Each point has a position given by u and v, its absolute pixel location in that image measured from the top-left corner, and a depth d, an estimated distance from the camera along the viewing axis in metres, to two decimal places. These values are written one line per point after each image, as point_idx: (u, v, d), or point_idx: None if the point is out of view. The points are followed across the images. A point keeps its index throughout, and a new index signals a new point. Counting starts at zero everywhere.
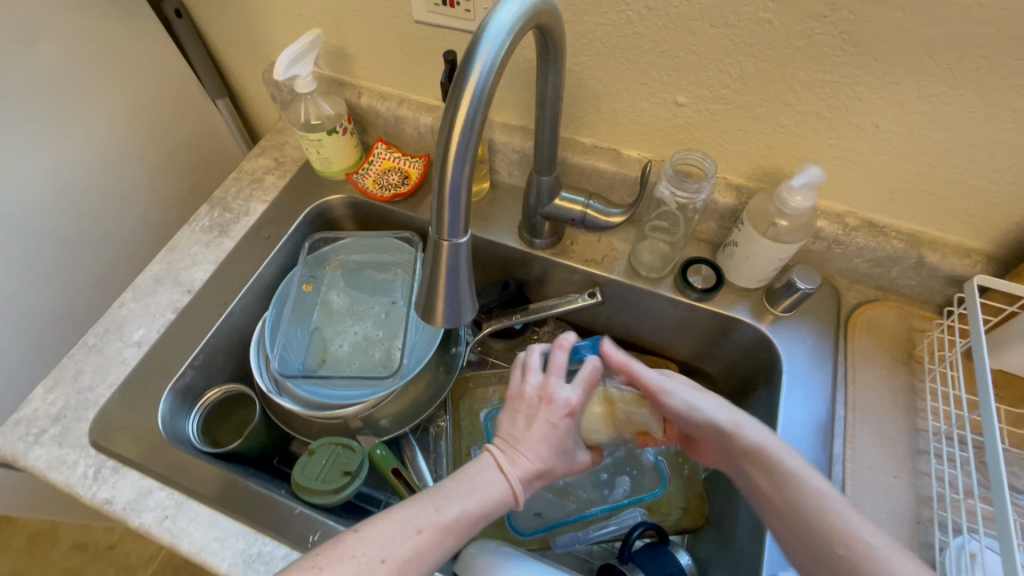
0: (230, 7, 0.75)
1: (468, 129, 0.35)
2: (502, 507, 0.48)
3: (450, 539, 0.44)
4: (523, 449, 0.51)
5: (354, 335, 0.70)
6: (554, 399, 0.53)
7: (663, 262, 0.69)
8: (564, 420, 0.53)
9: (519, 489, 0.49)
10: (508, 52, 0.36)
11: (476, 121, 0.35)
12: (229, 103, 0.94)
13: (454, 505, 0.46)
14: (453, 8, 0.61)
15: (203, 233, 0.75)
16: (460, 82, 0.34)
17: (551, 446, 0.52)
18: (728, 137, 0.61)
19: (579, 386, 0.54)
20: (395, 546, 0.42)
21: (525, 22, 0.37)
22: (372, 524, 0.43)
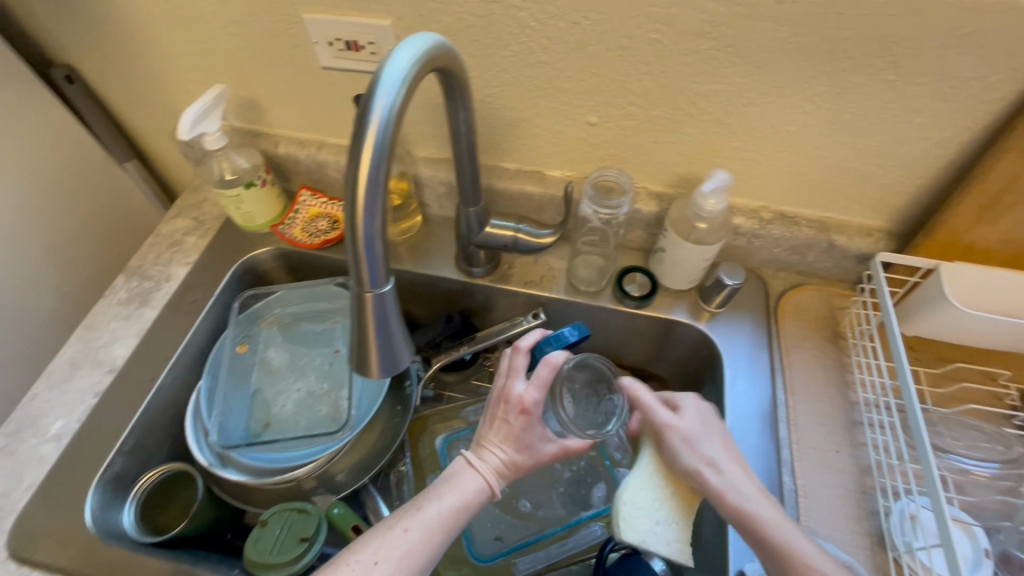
0: (126, 68, 0.72)
1: (374, 181, 0.35)
2: (480, 500, 0.52)
3: (435, 540, 0.48)
4: (489, 444, 0.54)
5: (298, 392, 0.67)
6: (511, 397, 0.54)
7: (600, 274, 0.71)
8: (518, 418, 0.54)
9: (492, 483, 0.53)
10: (407, 100, 0.37)
11: (381, 172, 0.35)
12: (139, 165, 0.89)
13: (434, 502, 0.50)
14: (359, 51, 0.61)
15: (121, 306, 0.71)
16: (358, 137, 0.34)
17: (505, 444, 0.54)
18: (642, 150, 0.64)
19: (533, 384, 0.54)
20: (386, 549, 0.46)
21: (420, 66, 0.38)
22: (364, 548, 0.46)
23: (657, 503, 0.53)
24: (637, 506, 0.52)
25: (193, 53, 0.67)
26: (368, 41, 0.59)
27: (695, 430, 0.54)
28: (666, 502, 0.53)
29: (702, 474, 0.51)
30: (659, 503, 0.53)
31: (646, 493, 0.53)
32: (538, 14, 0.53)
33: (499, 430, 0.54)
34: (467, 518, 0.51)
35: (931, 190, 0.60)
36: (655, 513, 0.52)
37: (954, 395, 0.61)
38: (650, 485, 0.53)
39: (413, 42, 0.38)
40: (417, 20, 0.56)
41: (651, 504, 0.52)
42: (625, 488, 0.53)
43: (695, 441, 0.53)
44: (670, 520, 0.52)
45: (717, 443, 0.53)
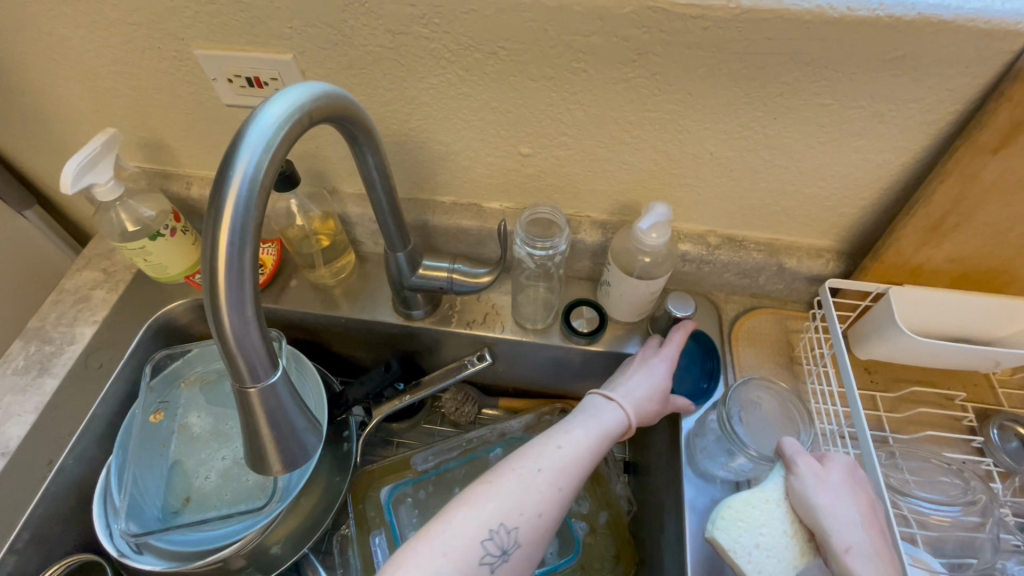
0: (11, 112, 0.65)
1: (237, 263, 0.29)
2: (619, 433, 0.52)
3: (585, 462, 0.48)
4: (629, 383, 0.56)
5: (222, 462, 0.62)
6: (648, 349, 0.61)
7: (546, 309, 0.67)
8: (659, 365, 0.58)
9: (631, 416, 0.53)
10: (277, 162, 0.31)
11: (245, 253, 0.30)
12: (42, 212, 0.81)
13: (578, 428, 0.50)
14: (263, 88, 0.55)
15: (17, 376, 0.63)
16: (213, 214, 0.29)
17: (645, 385, 0.56)
18: (579, 179, 0.60)
19: (671, 341, 0.60)
20: (546, 458, 0.47)
21: (295, 119, 0.32)
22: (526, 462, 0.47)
23: (773, 532, 0.45)
24: (739, 520, 0.45)
25: (82, 93, 0.61)
26: (271, 77, 0.54)
27: (832, 480, 0.45)
28: (782, 538, 0.45)
29: (830, 527, 0.43)
30: (777, 534, 0.45)
31: (760, 521, 0.45)
32: (452, 45, 0.48)
33: (638, 371, 0.58)
34: (609, 448, 0.51)
35: (876, 210, 0.58)
36: (752, 538, 0.45)
37: (913, 420, 0.59)
38: (776, 512, 0.46)
39: (288, 92, 0.33)
40: (322, 54, 0.51)
41: (758, 524, 0.45)
42: (754, 494, 0.47)
43: (829, 488, 0.45)
44: (779, 555, 0.44)
45: (855, 498, 0.44)
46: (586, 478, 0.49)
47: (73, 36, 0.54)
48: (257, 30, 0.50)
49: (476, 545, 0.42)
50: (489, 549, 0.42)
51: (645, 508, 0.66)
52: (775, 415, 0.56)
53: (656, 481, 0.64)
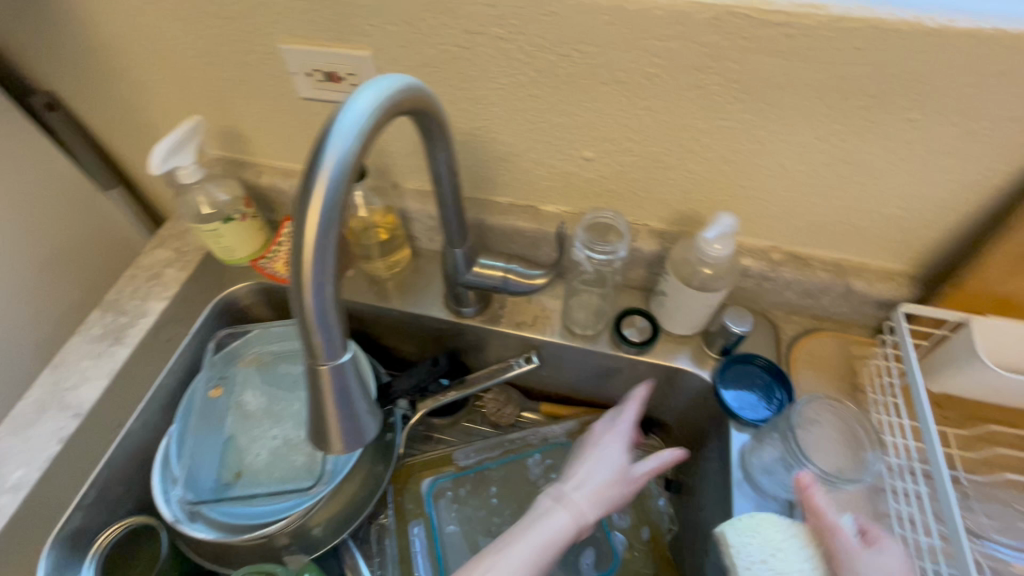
0: (107, 98, 0.70)
1: (323, 246, 0.30)
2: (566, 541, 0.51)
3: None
4: (580, 475, 0.55)
5: (273, 440, 0.64)
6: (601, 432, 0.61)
7: (596, 317, 0.66)
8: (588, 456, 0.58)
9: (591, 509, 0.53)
10: (365, 149, 0.32)
11: (330, 237, 0.30)
12: (124, 192, 0.86)
13: (518, 543, 0.49)
14: (340, 83, 0.57)
15: (94, 343, 0.68)
16: (304, 197, 0.30)
17: (589, 478, 0.55)
18: (640, 186, 0.60)
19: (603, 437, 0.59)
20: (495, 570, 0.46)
21: (382, 110, 0.33)
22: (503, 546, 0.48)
23: (786, 558, 0.46)
24: (756, 539, 0.47)
25: (172, 82, 0.65)
26: (348, 72, 0.56)
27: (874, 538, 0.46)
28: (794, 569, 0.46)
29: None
30: (790, 562, 0.46)
31: (782, 551, 0.46)
32: (527, 46, 0.49)
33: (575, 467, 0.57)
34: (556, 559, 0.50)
35: (958, 234, 0.55)
36: (760, 559, 0.46)
37: (989, 461, 0.55)
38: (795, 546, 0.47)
39: (377, 83, 0.34)
40: (399, 51, 0.52)
41: (772, 546, 0.47)
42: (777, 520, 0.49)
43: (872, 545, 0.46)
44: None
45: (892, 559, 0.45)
46: None
47: (171, 29, 0.58)
48: (340, 26, 0.52)
49: None
50: None
51: (688, 529, 0.64)
52: (835, 436, 0.54)
53: (703, 501, 0.62)
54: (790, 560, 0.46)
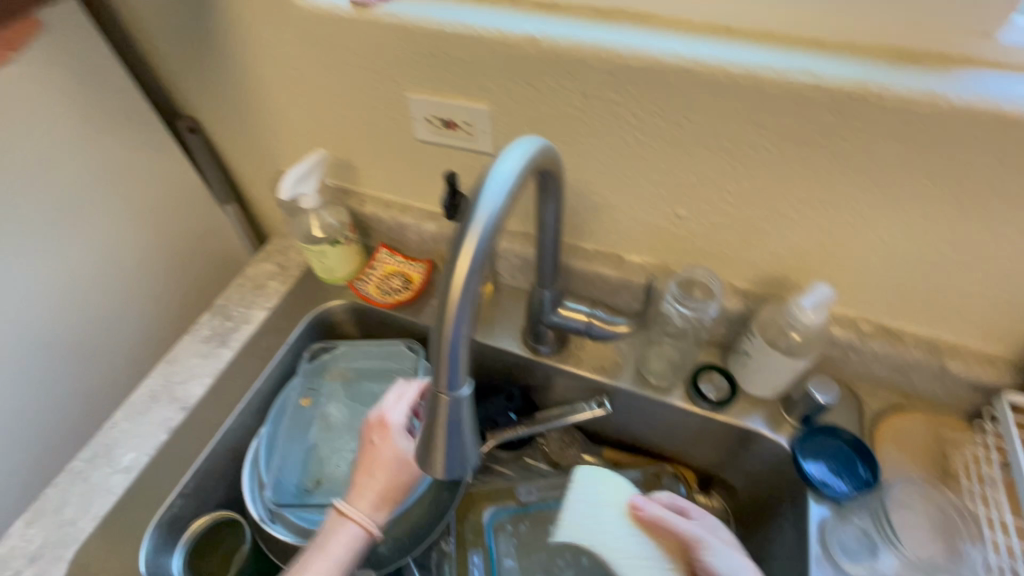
0: (241, 126, 0.79)
1: (468, 289, 0.34)
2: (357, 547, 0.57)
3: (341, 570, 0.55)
4: (363, 484, 0.59)
5: (351, 454, 0.67)
6: (372, 426, 0.61)
7: (673, 369, 0.67)
8: (377, 433, 0.61)
9: (370, 520, 0.57)
10: (509, 207, 0.36)
11: (475, 282, 0.34)
12: (238, 209, 0.93)
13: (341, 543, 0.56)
14: (455, 130, 0.62)
15: (203, 343, 0.74)
16: (457, 245, 0.34)
17: (375, 461, 0.59)
18: (730, 247, 0.61)
19: (394, 411, 0.61)
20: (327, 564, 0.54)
21: (526, 172, 0.37)
22: (322, 545, 0.56)
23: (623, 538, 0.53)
24: (596, 492, 0.55)
25: (302, 118, 0.72)
26: (465, 121, 0.61)
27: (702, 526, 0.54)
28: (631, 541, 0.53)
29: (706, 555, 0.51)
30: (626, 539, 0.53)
31: (576, 507, 0.54)
32: (638, 111, 0.52)
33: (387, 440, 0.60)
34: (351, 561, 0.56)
35: None
36: (595, 505, 0.54)
37: None
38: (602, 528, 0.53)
39: (521, 147, 0.38)
40: (515, 107, 0.57)
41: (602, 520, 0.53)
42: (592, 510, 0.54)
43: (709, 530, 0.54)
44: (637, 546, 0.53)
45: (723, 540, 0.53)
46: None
47: (312, 74, 0.65)
48: (465, 82, 0.57)
49: None
50: None
51: None
52: (928, 525, 0.55)
53: None
54: (618, 511, 0.54)
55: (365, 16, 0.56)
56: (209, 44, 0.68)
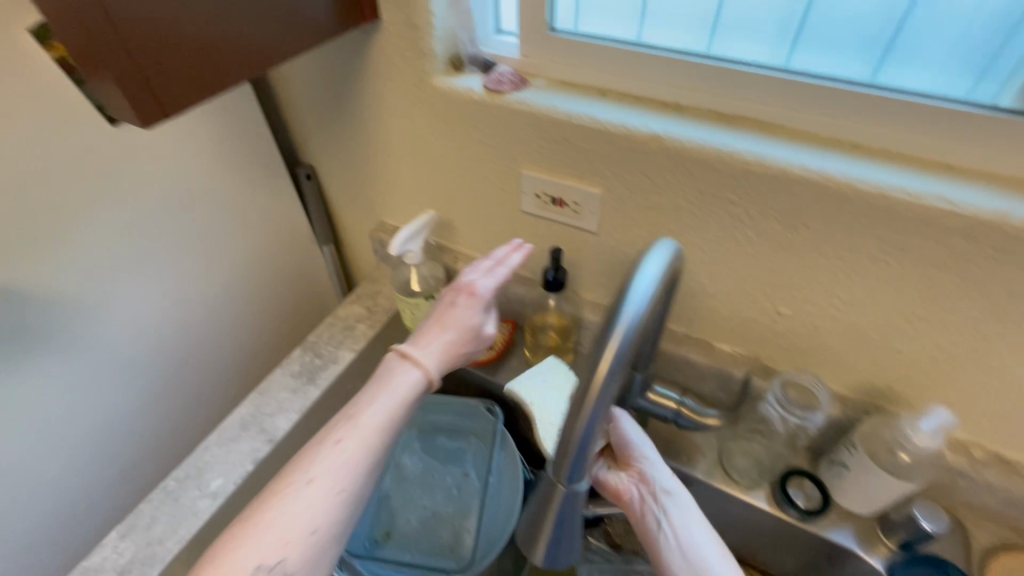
0: (354, 178, 0.85)
1: (605, 392, 0.35)
2: (415, 394, 0.54)
3: (344, 483, 0.48)
4: (429, 332, 0.57)
5: (423, 510, 0.69)
6: (446, 292, 0.61)
7: (757, 469, 0.64)
8: (465, 301, 0.59)
9: (431, 367, 0.55)
10: (648, 315, 0.37)
11: (612, 385, 0.35)
12: (334, 250, 0.99)
13: (343, 446, 0.49)
14: (563, 207, 0.65)
15: (293, 378, 0.78)
16: (599, 348, 0.35)
17: (446, 337, 0.57)
18: (833, 351, 0.59)
19: (486, 286, 0.59)
20: (326, 463, 0.48)
21: (666, 278, 0.38)
22: (353, 411, 0.51)
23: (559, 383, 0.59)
24: (560, 391, 0.58)
25: (414, 178, 0.77)
26: (574, 200, 0.63)
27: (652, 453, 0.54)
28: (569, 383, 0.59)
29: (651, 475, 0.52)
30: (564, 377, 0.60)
31: (546, 395, 0.58)
32: (755, 213, 0.53)
33: (463, 326, 0.58)
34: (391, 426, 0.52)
35: None
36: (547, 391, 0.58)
37: None
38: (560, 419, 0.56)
39: (661, 251, 0.39)
40: (628, 193, 0.59)
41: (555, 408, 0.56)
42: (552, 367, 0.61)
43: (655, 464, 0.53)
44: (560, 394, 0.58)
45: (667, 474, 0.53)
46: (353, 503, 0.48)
47: (432, 142, 0.70)
48: (583, 167, 0.60)
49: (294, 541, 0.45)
50: None
51: None
52: None
53: None
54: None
55: (498, 101, 0.61)
56: (345, 108, 0.74)
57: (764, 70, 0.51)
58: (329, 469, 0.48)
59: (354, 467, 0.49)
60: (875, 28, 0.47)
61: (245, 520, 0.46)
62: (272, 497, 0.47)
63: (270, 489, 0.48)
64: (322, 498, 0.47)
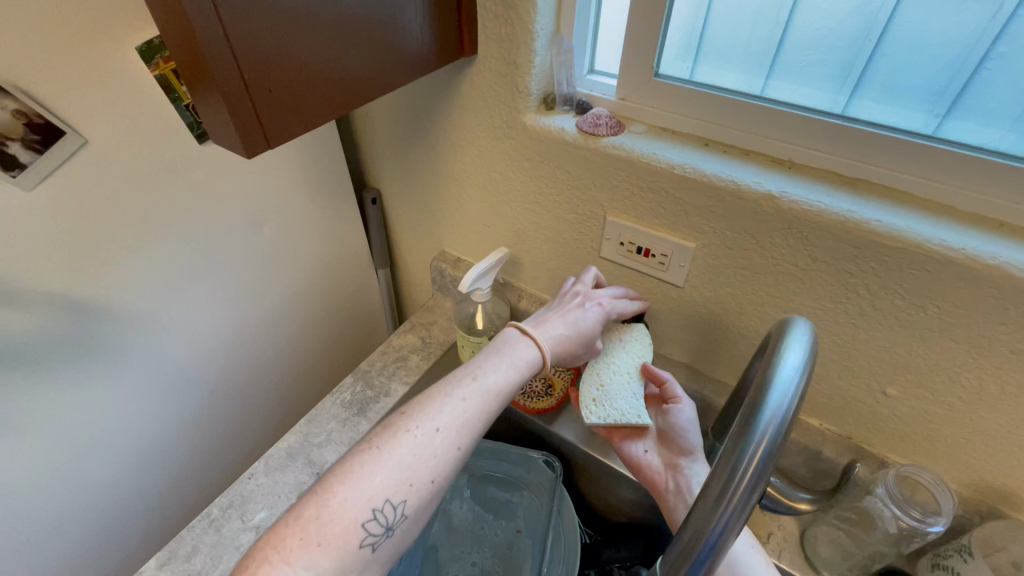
0: (421, 206, 0.83)
1: (744, 499, 0.31)
2: (525, 376, 0.52)
3: (459, 440, 0.46)
4: (552, 318, 0.56)
5: (471, 566, 0.65)
6: (566, 290, 0.61)
7: (847, 561, 0.56)
8: (594, 308, 0.58)
9: (550, 351, 0.54)
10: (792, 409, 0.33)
11: (754, 491, 0.31)
12: (388, 273, 0.98)
13: (457, 404, 0.48)
14: (648, 257, 0.62)
15: (343, 407, 0.75)
16: (740, 447, 0.31)
17: (569, 325, 0.56)
18: (946, 442, 0.53)
19: (611, 304, 0.60)
20: (447, 416, 0.47)
21: (809, 371, 0.34)
22: (478, 372, 0.50)
23: (630, 363, 0.59)
24: (632, 357, 0.60)
25: (485, 212, 0.75)
26: (662, 252, 0.60)
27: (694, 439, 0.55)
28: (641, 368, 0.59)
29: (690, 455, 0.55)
30: (639, 356, 0.60)
31: (616, 356, 0.60)
32: (875, 285, 0.48)
33: (589, 325, 0.57)
34: (506, 393, 0.50)
35: None
36: (620, 355, 0.60)
37: None
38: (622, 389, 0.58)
39: (799, 337, 0.35)
40: (725, 250, 0.55)
41: (620, 376, 0.59)
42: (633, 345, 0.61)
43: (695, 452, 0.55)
44: (629, 371, 0.59)
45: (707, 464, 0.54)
46: (461, 463, 0.47)
47: (512, 179, 0.68)
48: (677, 219, 0.57)
49: (389, 493, 0.42)
50: (372, 530, 0.42)
51: None
52: None
53: None
54: (639, 384, 0.58)
55: (593, 144, 0.58)
56: (422, 138, 0.73)
57: (872, 127, 0.49)
58: (453, 423, 0.47)
59: (473, 428, 0.48)
60: (937, 83, 0.46)
61: (368, 451, 0.44)
62: (398, 435, 0.45)
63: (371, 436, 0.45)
64: (443, 449, 0.45)
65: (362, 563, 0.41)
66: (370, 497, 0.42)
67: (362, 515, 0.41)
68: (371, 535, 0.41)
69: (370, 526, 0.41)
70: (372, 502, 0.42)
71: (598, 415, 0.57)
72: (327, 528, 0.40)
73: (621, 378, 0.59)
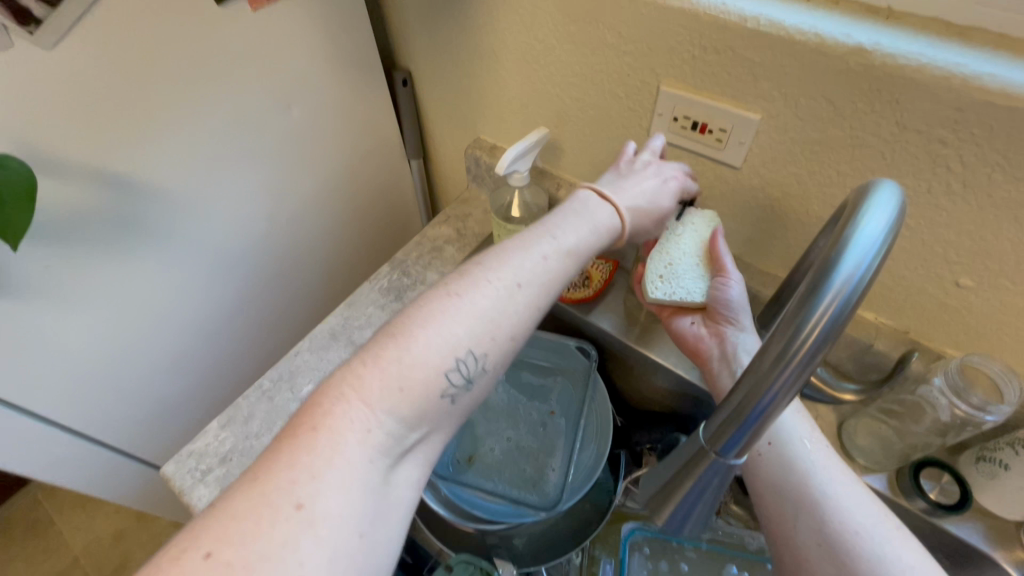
0: (454, 86, 0.77)
1: (800, 368, 0.29)
2: (604, 241, 0.51)
3: (539, 297, 0.45)
4: (627, 187, 0.53)
5: (507, 442, 0.67)
6: (630, 158, 0.56)
7: (886, 452, 0.56)
8: (670, 179, 0.55)
9: (629, 220, 0.52)
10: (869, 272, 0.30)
11: (811, 361, 0.29)
12: (421, 164, 0.94)
13: (538, 261, 0.46)
14: (704, 134, 0.56)
15: (380, 294, 0.76)
16: (803, 315, 0.29)
17: (646, 196, 0.53)
18: (1017, 334, 0.50)
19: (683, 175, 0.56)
20: (528, 273, 0.45)
21: (894, 233, 0.30)
22: (557, 231, 0.48)
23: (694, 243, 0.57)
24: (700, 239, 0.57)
25: (524, 90, 0.69)
26: (720, 127, 0.54)
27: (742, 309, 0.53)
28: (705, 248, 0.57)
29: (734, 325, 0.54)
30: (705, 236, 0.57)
31: (681, 236, 0.58)
32: (971, 157, 0.42)
33: (665, 198, 0.54)
34: (585, 255, 0.49)
35: None
36: (685, 234, 0.58)
37: None
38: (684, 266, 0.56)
39: (887, 198, 0.31)
40: (795, 121, 0.49)
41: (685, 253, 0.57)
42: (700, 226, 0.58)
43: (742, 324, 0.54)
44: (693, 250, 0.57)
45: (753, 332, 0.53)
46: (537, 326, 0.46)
47: (554, 46, 0.61)
48: (742, 86, 0.50)
49: (471, 343, 0.42)
50: (454, 380, 0.41)
51: None
52: None
53: None
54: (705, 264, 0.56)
55: None
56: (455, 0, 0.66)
57: None
58: (535, 282, 0.45)
59: (551, 289, 0.47)
60: None
61: (449, 300, 0.43)
62: (478, 286, 0.43)
63: (447, 287, 0.44)
64: (524, 307, 0.45)
65: (440, 413, 0.41)
66: (453, 347, 0.41)
67: (445, 362, 0.41)
68: (451, 386, 0.41)
69: (452, 377, 0.41)
70: (455, 352, 0.41)
71: (662, 292, 0.56)
72: (410, 372, 0.39)
73: (685, 256, 0.57)
